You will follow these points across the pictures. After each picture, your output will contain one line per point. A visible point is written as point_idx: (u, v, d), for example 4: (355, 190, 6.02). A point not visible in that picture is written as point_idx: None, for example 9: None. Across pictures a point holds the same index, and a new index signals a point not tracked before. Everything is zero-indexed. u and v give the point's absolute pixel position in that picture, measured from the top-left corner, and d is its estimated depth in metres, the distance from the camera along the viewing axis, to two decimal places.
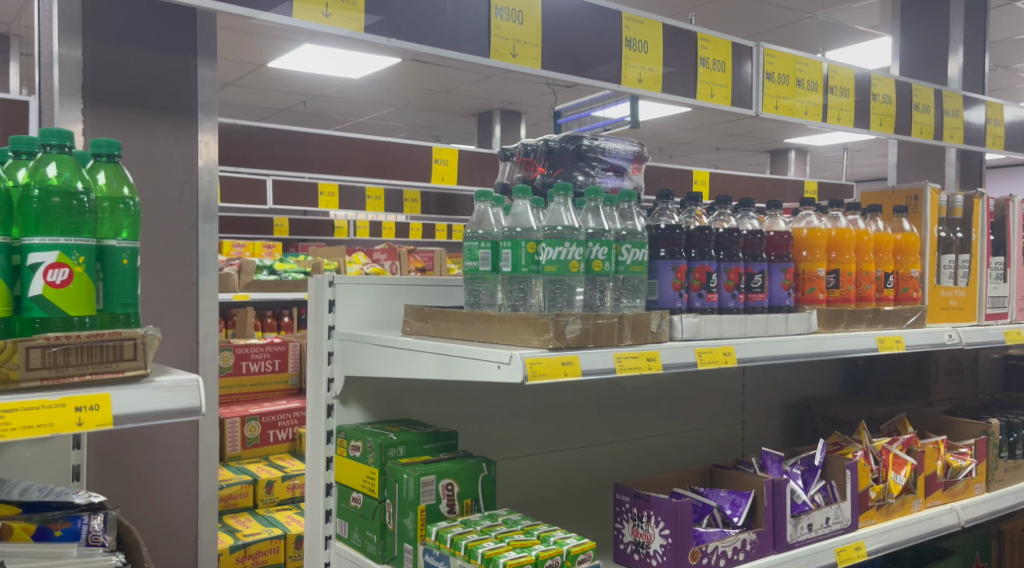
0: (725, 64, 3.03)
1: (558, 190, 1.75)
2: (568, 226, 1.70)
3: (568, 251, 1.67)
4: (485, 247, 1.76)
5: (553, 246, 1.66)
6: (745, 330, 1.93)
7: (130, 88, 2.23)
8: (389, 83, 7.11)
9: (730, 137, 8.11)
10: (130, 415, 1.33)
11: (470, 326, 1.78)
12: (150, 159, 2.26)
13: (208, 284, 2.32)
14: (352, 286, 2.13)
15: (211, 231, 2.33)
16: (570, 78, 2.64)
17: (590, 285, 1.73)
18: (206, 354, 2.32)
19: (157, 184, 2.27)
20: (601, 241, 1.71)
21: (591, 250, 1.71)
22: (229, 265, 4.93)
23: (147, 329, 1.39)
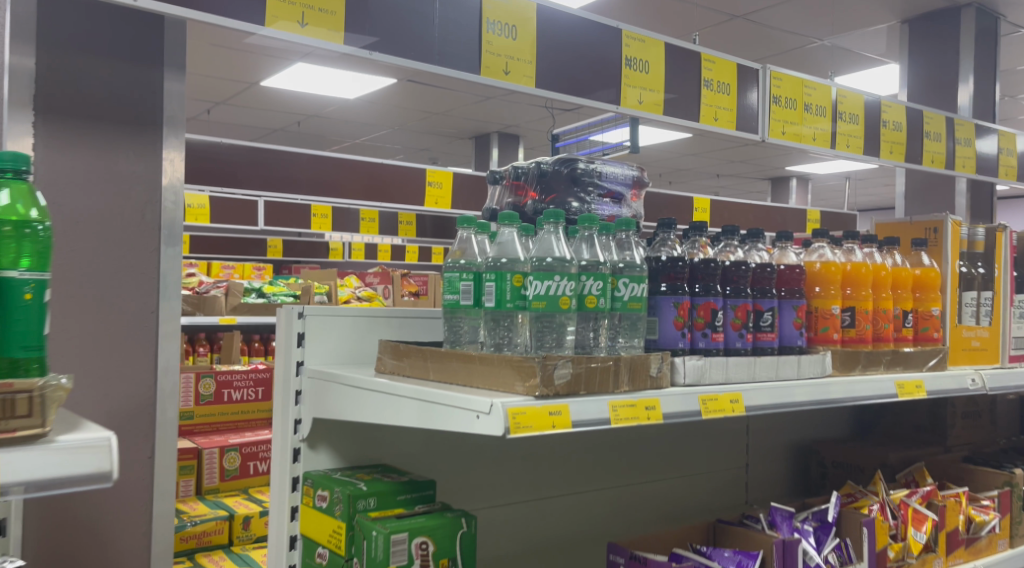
0: (730, 86, 2.87)
1: (548, 218, 1.58)
2: (559, 257, 1.52)
3: (558, 284, 1.48)
4: (466, 279, 1.58)
5: (542, 280, 1.48)
6: (753, 373, 1.75)
7: (88, 99, 2.06)
8: (385, 104, 6.96)
9: (732, 164, 7.96)
10: (17, 484, 1.15)
11: (449, 366, 1.60)
12: (110, 176, 2.08)
13: (169, 313, 2.14)
14: (324, 318, 1.95)
15: (175, 254, 2.15)
16: (566, 98, 2.47)
17: (583, 322, 1.55)
18: (166, 388, 2.13)
19: (118, 204, 2.09)
20: (595, 275, 1.54)
21: (584, 285, 1.54)
22: (216, 286, 4.65)
23: (49, 378, 1.21)
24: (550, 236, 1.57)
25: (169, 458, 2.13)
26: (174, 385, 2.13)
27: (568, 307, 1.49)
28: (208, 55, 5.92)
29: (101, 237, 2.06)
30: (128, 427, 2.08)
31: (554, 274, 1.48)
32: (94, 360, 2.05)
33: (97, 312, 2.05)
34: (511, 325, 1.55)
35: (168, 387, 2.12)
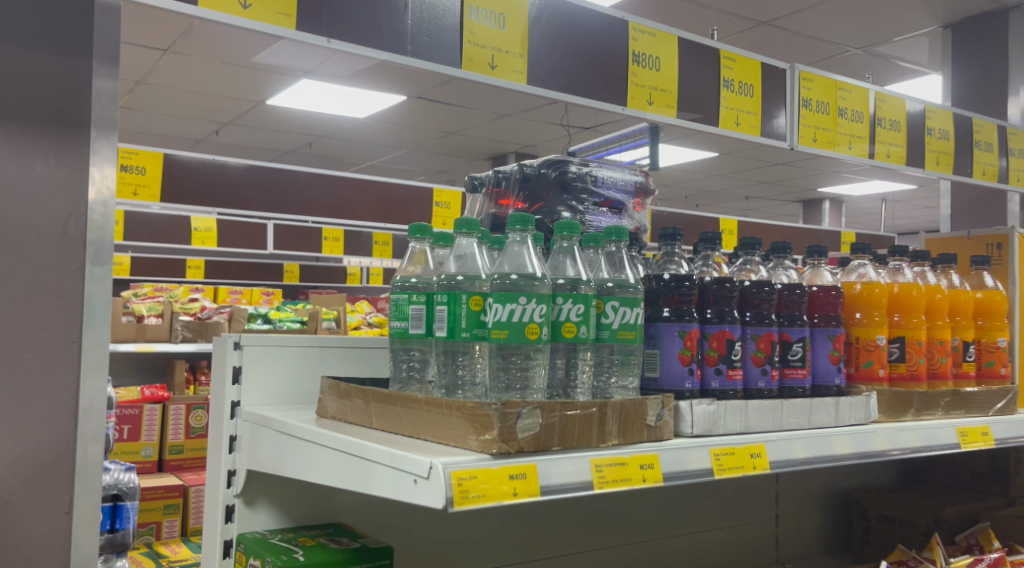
0: (754, 87, 2.49)
1: (515, 223, 1.24)
2: (529, 273, 1.19)
3: (527, 308, 1.16)
4: (416, 301, 1.27)
5: (505, 303, 1.16)
6: (780, 420, 1.40)
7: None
8: (400, 124, 6.67)
9: (761, 185, 7.61)
10: None
11: (393, 412, 1.28)
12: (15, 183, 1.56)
13: (92, 349, 1.60)
14: (264, 349, 1.65)
15: (104, 274, 1.62)
16: (561, 95, 2.13)
17: (558, 356, 1.24)
18: (88, 432, 1.60)
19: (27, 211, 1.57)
20: (572, 296, 1.22)
21: (559, 309, 1.22)
22: (219, 313, 4.10)
23: None
24: (517, 245, 1.24)
25: (92, 511, 1.61)
26: (98, 429, 1.61)
27: (540, 338, 1.17)
28: (212, 73, 5.66)
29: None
30: (40, 483, 1.57)
31: (521, 295, 1.16)
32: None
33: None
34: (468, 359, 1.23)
35: (91, 431, 1.60)
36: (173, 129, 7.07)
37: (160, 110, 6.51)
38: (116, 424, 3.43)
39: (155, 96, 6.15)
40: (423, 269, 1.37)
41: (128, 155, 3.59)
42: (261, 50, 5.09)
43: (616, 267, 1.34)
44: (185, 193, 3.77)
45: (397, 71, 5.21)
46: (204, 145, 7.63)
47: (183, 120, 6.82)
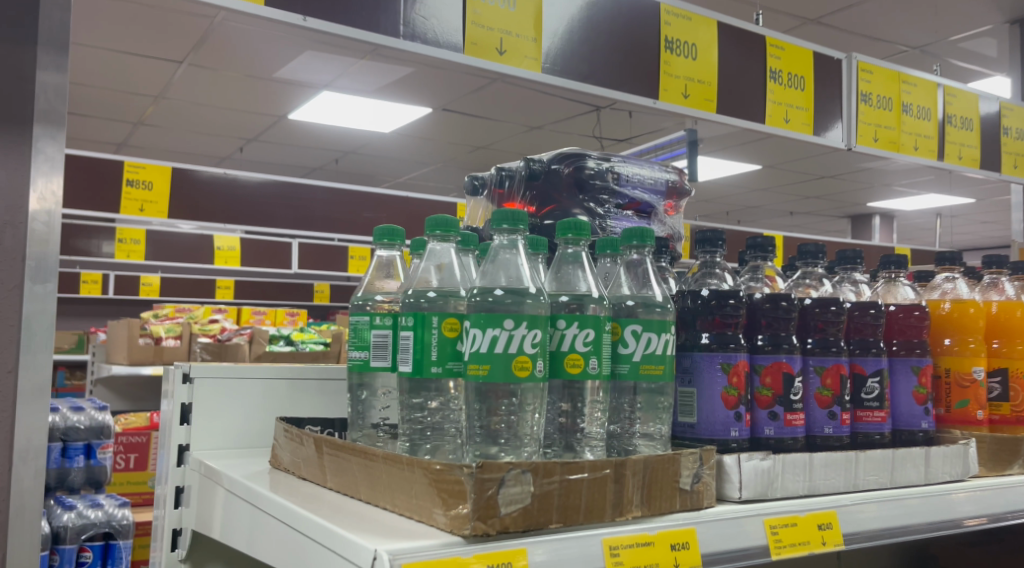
0: (805, 79, 2.08)
1: (499, 223, 0.95)
2: (520, 288, 0.90)
3: (514, 336, 0.88)
4: (381, 325, 0.99)
5: (485, 328, 0.88)
6: (855, 479, 1.09)
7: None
8: (427, 140, 6.40)
9: (807, 200, 7.23)
10: None
11: (348, 469, 1.00)
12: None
13: (34, 375, 1.60)
14: (219, 383, 1.44)
15: (47, 293, 1.62)
16: (581, 86, 1.77)
17: (562, 398, 0.96)
18: (24, 477, 1.59)
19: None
20: (574, 318, 0.94)
21: (559, 336, 0.93)
22: (237, 333, 3.53)
23: None
24: (506, 251, 0.94)
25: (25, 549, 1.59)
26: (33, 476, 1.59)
27: (533, 375, 0.88)
28: (228, 95, 5.43)
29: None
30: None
31: (506, 317, 0.88)
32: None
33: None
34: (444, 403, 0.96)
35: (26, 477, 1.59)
36: (198, 146, 6.86)
37: (179, 127, 6.30)
38: (120, 453, 3.18)
39: (175, 114, 5.92)
40: (394, 285, 1.09)
41: (134, 168, 3.21)
42: (276, 68, 4.83)
43: (643, 281, 1.04)
44: (206, 209, 3.35)
45: (420, 84, 4.89)
46: (230, 162, 7.41)
47: (205, 139, 6.60)
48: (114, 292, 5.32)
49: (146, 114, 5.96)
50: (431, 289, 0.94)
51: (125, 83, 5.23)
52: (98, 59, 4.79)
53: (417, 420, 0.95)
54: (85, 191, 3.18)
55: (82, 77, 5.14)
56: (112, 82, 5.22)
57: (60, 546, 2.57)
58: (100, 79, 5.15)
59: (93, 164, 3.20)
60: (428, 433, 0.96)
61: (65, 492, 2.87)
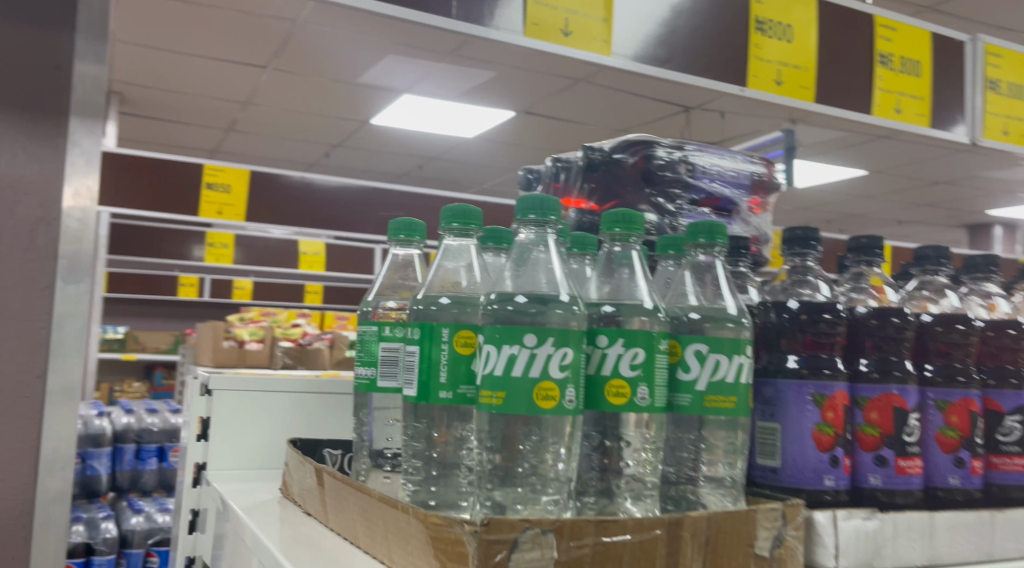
0: (920, 64, 1.81)
1: (529, 213, 0.83)
2: (543, 302, 0.79)
3: (537, 357, 0.77)
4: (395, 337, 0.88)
5: (502, 345, 0.77)
6: (990, 546, 0.94)
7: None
8: (514, 145, 6.24)
9: (918, 208, 6.78)
10: None
11: (345, 510, 0.86)
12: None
13: (64, 379, 1.42)
14: (240, 395, 1.32)
15: (80, 294, 1.44)
16: (656, 71, 1.54)
17: (603, 434, 0.82)
18: (51, 490, 1.41)
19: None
20: (616, 333, 0.81)
21: (595, 356, 0.81)
22: (320, 337, 3.05)
23: None
24: (538, 248, 0.83)
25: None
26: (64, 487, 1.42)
27: (560, 406, 0.77)
28: (311, 102, 5.35)
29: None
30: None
31: (526, 332, 0.77)
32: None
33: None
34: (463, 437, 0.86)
35: (54, 489, 1.41)
36: (288, 153, 6.83)
37: (266, 135, 6.27)
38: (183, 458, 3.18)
39: (262, 122, 5.88)
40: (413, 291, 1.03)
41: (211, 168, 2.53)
42: (357, 75, 4.72)
43: (713, 290, 0.88)
44: (295, 218, 2.65)
45: (507, 86, 4.70)
46: (319, 167, 7.37)
47: (291, 146, 6.57)
48: (209, 295, 5.22)
49: (236, 121, 5.91)
50: (443, 294, 0.86)
51: (213, 89, 5.17)
52: (184, 65, 4.72)
53: (425, 452, 0.87)
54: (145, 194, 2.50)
55: (171, 84, 5.10)
56: (199, 88, 5.16)
57: (127, 550, 2.78)
58: (187, 85, 5.10)
59: (154, 162, 2.52)
60: (435, 471, 0.87)
61: (137, 494, 3.03)
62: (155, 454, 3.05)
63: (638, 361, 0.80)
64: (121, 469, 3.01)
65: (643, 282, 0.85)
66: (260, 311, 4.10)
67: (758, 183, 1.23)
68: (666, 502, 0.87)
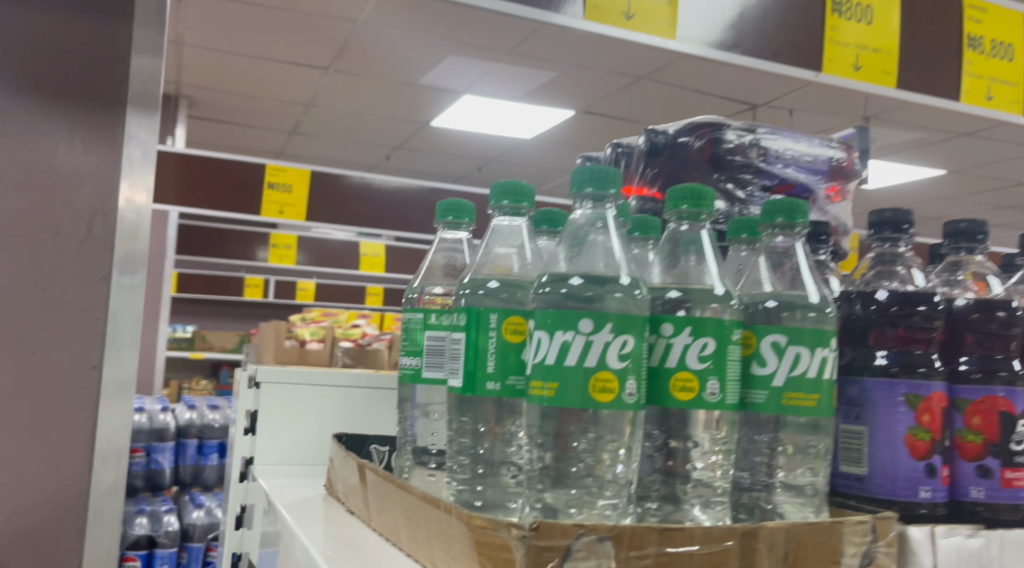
0: (1013, 48, 1.70)
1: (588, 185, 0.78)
2: (602, 287, 0.74)
3: (593, 345, 0.71)
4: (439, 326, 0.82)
5: (554, 331, 0.72)
6: None
7: (18, 70, 1.40)
8: (577, 147, 6.15)
9: (998, 211, 6.51)
10: None
11: (387, 510, 0.80)
12: (46, 177, 1.41)
13: (120, 366, 1.42)
14: (287, 388, 1.27)
15: (134, 286, 1.42)
16: (723, 55, 1.47)
17: (669, 433, 0.76)
18: (105, 481, 1.41)
19: (55, 207, 1.40)
20: (682, 320, 0.74)
21: (657, 345, 0.75)
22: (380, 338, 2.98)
23: None
24: (598, 230, 0.78)
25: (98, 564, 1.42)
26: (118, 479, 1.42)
27: (620, 400, 0.71)
28: (374, 104, 5.34)
29: (24, 254, 1.39)
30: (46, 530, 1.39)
31: (583, 317, 0.71)
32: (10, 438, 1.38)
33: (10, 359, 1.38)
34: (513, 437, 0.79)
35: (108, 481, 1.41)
36: (351, 156, 6.86)
37: (328, 138, 6.29)
38: None
39: (325, 124, 5.90)
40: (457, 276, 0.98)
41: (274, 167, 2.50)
42: (419, 76, 4.69)
43: (790, 278, 0.82)
44: (355, 218, 2.60)
45: (570, 86, 4.64)
46: (382, 169, 7.39)
47: (353, 148, 6.58)
48: (274, 295, 5.26)
49: (301, 124, 5.94)
50: (491, 279, 0.82)
51: (278, 92, 5.19)
52: (249, 68, 4.75)
53: (471, 449, 0.81)
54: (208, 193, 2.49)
55: (236, 87, 5.13)
56: (263, 91, 5.19)
57: (189, 543, 2.82)
58: (252, 88, 5.13)
59: (216, 162, 2.50)
60: (481, 469, 0.81)
61: (200, 488, 3.03)
62: (217, 450, 3.04)
63: (708, 352, 0.74)
64: (183, 463, 3.01)
65: (712, 267, 0.79)
66: (322, 312, 4.10)
67: (840, 168, 1.11)
68: (738, 511, 0.80)
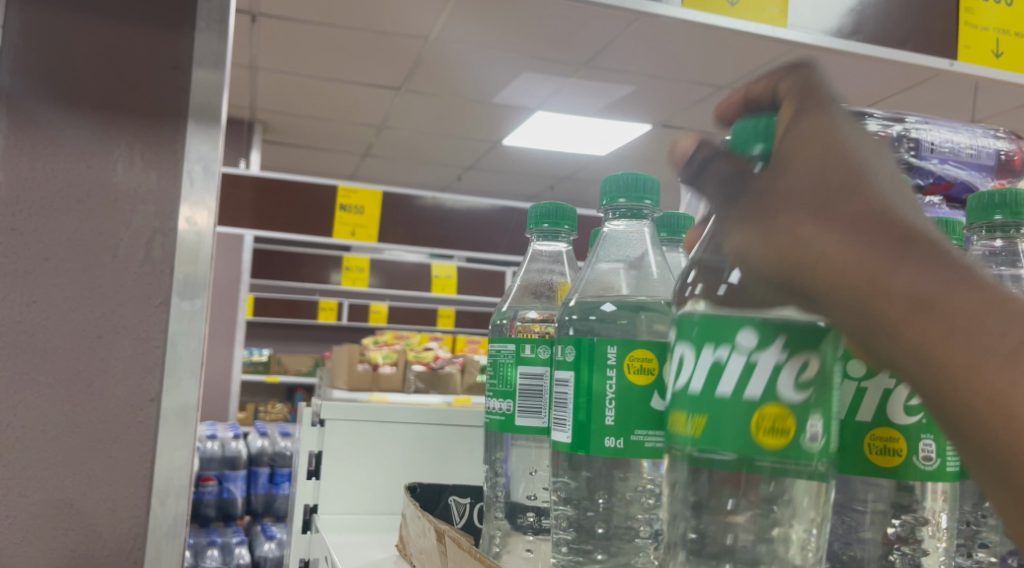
0: None
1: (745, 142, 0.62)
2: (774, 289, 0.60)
3: (756, 364, 0.57)
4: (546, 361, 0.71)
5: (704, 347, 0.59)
6: None
7: (63, 59, 1.04)
8: (653, 163, 5.97)
9: None
10: None
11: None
12: (97, 194, 1.04)
13: (180, 402, 1.03)
14: (356, 426, 1.14)
15: (196, 313, 1.04)
16: (846, 44, 1.28)
17: (854, 504, 0.63)
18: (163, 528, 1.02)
19: (110, 226, 1.04)
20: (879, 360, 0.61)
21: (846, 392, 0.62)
22: (452, 362, 2.88)
23: None
24: None
25: None
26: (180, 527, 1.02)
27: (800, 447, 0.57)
28: (447, 124, 5.23)
29: (74, 282, 1.02)
30: None
31: (742, 326, 0.58)
32: (49, 511, 1.00)
33: (53, 415, 1.01)
34: (655, 507, 0.67)
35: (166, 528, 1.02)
36: (420, 178, 6.78)
37: (402, 160, 6.21)
38: None
39: (397, 146, 5.82)
40: (556, 297, 0.82)
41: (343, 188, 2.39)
42: (493, 94, 4.56)
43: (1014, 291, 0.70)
44: (430, 239, 2.46)
45: (650, 99, 4.45)
46: (453, 190, 7.31)
47: (425, 169, 6.50)
48: (347, 319, 5.18)
49: (373, 146, 5.87)
50: (605, 300, 0.67)
51: (350, 113, 5.12)
52: (321, 90, 4.68)
53: (579, 516, 0.68)
54: (281, 217, 2.41)
55: (309, 109, 5.08)
56: (335, 113, 5.12)
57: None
58: (323, 110, 5.07)
59: (288, 186, 2.42)
60: (602, 552, 0.67)
61: (271, 518, 2.91)
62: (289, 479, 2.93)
63: (916, 402, 0.61)
64: (255, 492, 2.89)
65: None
66: (396, 336, 3.95)
67: (1009, 163, 0.92)
68: None
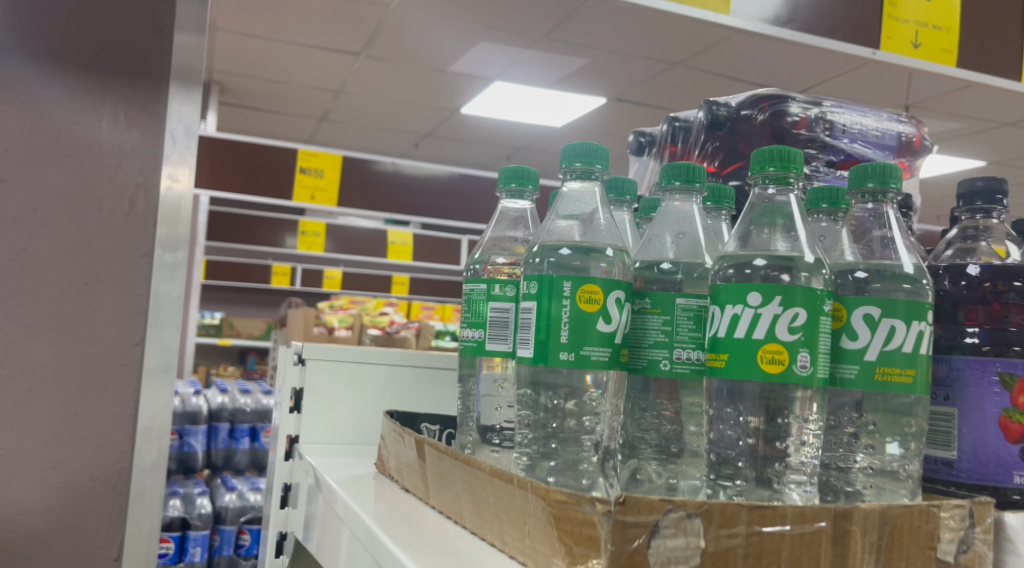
0: None
1: None
2: None
3: (760, 318, 0.73)
4: (506, 297, 0.84)
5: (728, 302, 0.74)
6: None
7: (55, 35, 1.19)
8: (605, 137, 6.10)
9: None
10: None
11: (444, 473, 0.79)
12: (83, 150, 1.19)
13: (160, 346, 1.20)
14: (332, 366, 1.26)
15: (177, 265, 1.22)
16: (774, 31, 1.43)
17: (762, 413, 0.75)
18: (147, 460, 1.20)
19: (95, 181, 1.19)
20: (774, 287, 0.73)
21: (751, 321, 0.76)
22: (405, 325, 2.93)
23: None
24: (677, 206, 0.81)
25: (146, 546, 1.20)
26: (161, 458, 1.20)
27: (790, 372, 0.72)
28: (404, 92, 5.31)
29: (62, 231, 1.18)
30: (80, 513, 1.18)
31: (750, 291, 0.73)
32: None
33: (42, 353, 1.17)
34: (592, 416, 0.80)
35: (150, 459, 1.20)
36: (374, 144, 6.83)
37: (362, 126, 6.26)
38: None
39: (355, 112, 5.88)
40: (515, 241, 0.95)
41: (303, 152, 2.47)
42: (449, 64, 4.65)
43: (880, 250, 0.83)
44: (386, 205, 2.57)
45: (603, 73, 4.58)
46: (409, 157, 7.37)
47: (382, 136, 6.55)
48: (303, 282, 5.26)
49: (330, 111, 5.91)
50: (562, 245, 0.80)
51: (309, 78, 5.17)
52: (280, 53, 4.72)
53: (541, 425, 0.81)
54: None
55: (268, 72, 5.12)
56: (292, 76, 5.16)
57: (221, 526, 2.67)
58: (282, 73, 5.10)
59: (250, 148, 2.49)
60: (553, 444, 0.81)
61: (231, 472, 3.00)
62: (248, 434, 3.03)
63: (798, 323, 0.72)
64: (215, 446, 2.99)
65: (804, 234, 0.78)
66: (351, 300, 4.05)
67: (908, 144, 1.08)
68: (825, 493, 0.80)
